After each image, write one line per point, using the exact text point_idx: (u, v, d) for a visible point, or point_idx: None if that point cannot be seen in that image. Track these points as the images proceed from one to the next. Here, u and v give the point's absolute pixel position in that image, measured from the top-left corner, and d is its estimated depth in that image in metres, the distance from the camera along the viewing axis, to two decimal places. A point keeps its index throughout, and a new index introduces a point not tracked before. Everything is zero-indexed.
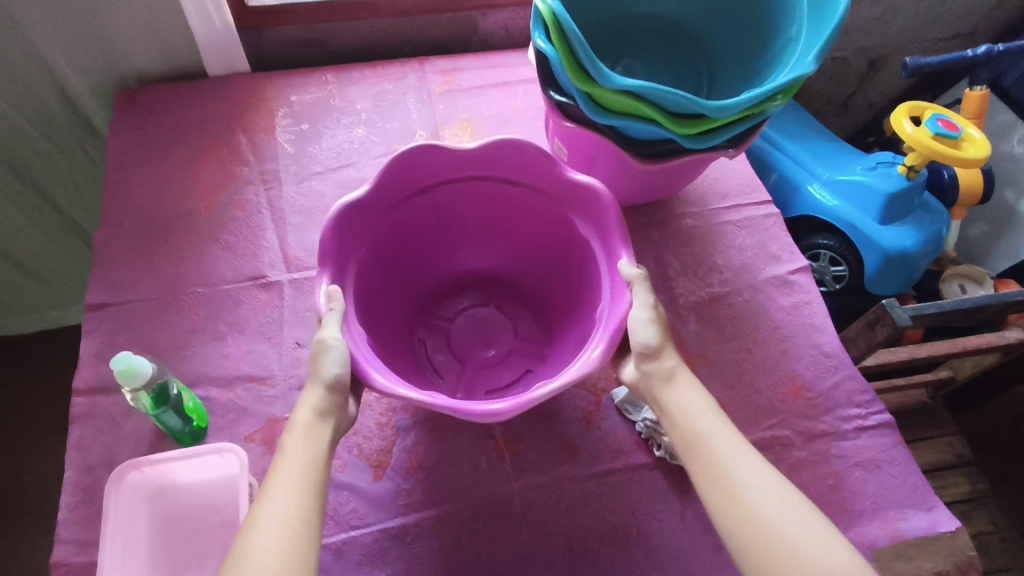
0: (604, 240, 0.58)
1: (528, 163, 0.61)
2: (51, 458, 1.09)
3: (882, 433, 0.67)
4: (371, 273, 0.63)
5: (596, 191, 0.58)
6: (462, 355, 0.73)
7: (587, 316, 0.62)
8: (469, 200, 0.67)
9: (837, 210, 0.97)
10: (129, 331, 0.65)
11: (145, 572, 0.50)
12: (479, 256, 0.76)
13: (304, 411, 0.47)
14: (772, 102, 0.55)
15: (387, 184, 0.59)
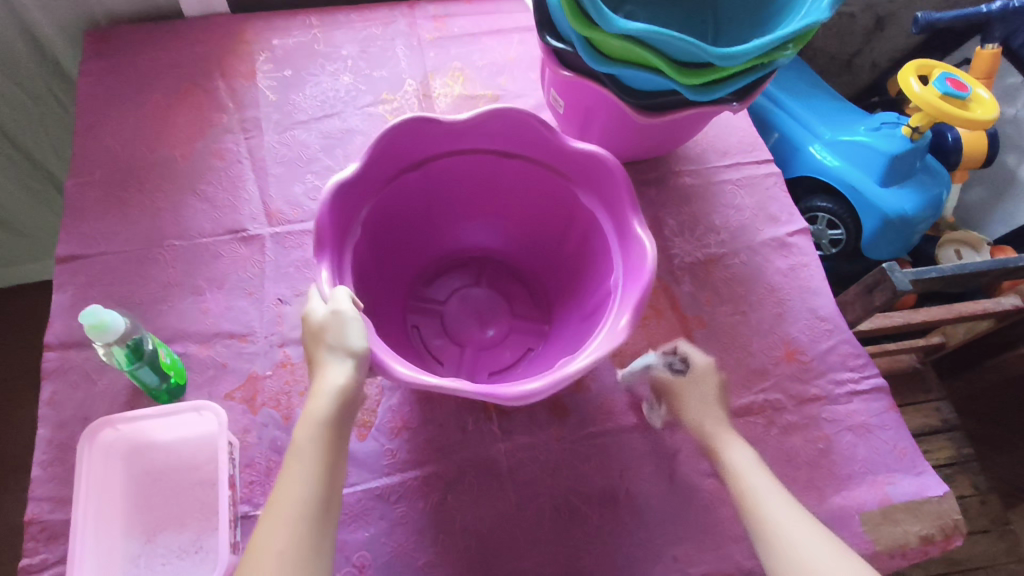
0: (615, 213, 0.57)
1: (530, 136, 0.58)
2: (28, 415, 1.05)
3: (874, 397, 0.67)
4: (365, 255, 0.59)
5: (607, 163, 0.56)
6: (459, 337, 0.71)
7: (595, 288, 0.60)
8: (463, 176, 0.64)
9: (838, 171, 0.95)
10: (103, 284, 0.63)
11: (122, 532, 0.49)
12: (470, 234, 0.73)
13: (324, 404, 0.45)
14: (782, 52, 0.52)
15: (378, 160, 0.56)
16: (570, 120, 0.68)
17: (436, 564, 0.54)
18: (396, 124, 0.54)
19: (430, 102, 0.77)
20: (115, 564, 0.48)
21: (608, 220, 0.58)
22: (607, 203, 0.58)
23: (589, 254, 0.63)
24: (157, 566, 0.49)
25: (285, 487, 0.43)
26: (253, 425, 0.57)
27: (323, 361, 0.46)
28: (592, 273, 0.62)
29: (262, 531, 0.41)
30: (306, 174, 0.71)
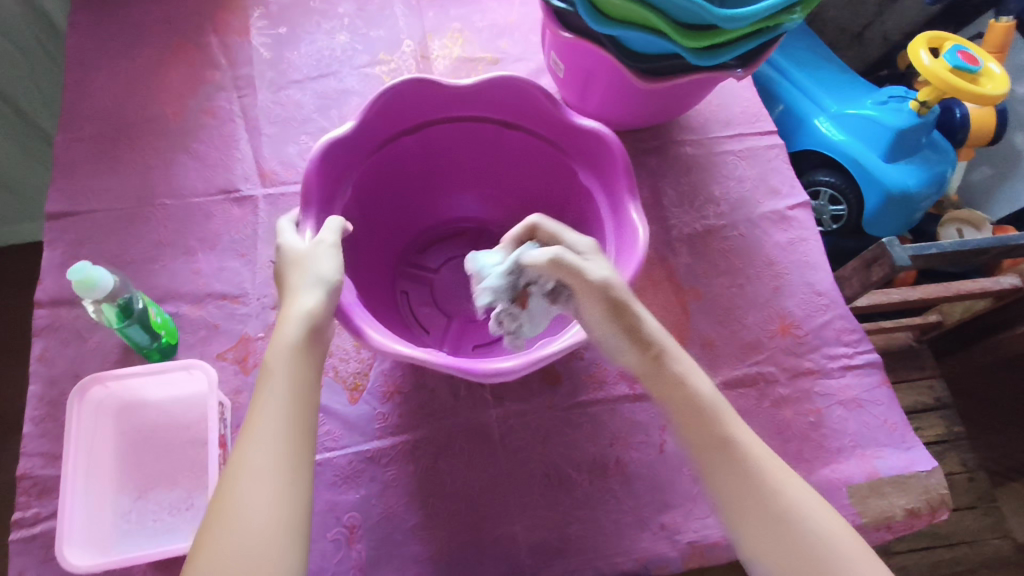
0: (610, 190, 0.56)
1: (529, 104, 0.57)
2: (22, 374, 1.03)
3: (867, 372, 0.67)
4: (353, 219, 0.59)
5: (605, 137, 0.55)
6: (448, 309, 0.70)
7: None
8: (461, 144, 0.63)
9: (842, 145, 0.93)
10: (94, 242, 0.62)
11: (113, 488, 0.49)
12: (468, 205, 0.72)
13: (286, 346, 0.42)
14: (789, 15, 0.50)
15: (372, 120, 0.55)
16: (569, 84, 0.67)
17: (425, 526, 0.54)
18: (394, 84, 0.53)
19: (428, 64, 0.75)
20: (106, 519, 0.48)
21: (603, 197, 0.57)
22: (604, 180, 0.57)
23: (582, 233, 0.62)
24: (148, 523, 0.49)
25: (259, 416, 0.40)
26: (245, 386, 0.57)
27: (294, 288, 0.44)
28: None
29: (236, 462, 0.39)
30: (300, 135, 0.69)
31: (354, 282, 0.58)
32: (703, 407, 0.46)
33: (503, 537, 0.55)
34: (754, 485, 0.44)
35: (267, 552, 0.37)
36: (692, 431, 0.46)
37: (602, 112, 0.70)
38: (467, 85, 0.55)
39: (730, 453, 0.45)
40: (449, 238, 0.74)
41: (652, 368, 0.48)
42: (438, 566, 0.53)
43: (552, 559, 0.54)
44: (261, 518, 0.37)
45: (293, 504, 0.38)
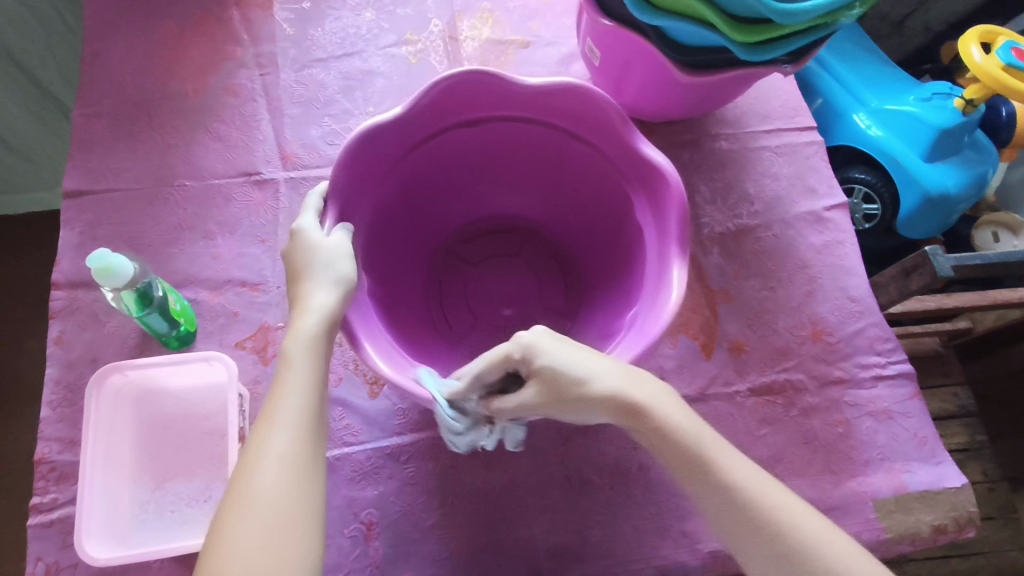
0: (662, 235, 0.52)
1: (594, 117, 0.53)
2: (38, 345, 1.02)
3: (899, 383, 0.65)
4: (385, 213, 0.57)
5: (668, 176, 0.50)
6: (477, 309, 0.70)
7: (627, 290, 0.57)
8: (518, 144, 0.60)
9: (881, 142, 0.90)
10: (112, 223, 0.61)
11: (130, 478, 0.49)
12: (521, 204, 0.70)
13: (298, 343, 0.41)
14: (848, 11, 0.47)
15: (426, 112, 0.52)
16: (605, 72, 0.64)
17: (444, 525, 0.54)
18: (454, 76, 0.49)
19: (457, 46, 0.73)
20: (123, 509, 0.48)
21: (653, 237, 0.54)
22: (656, 220, 0.53)
23: (627, 259, 0.59)
24: (166, 513, 0.48)
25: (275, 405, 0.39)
26: (264, 376, 0.56)
27: (306, 285, 0.43)
28: (625, 285, 0.59)
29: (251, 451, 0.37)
30: (323, 117, 0.67)
31: (382, 281, 0.57)
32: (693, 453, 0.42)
33: (521, 540, 0.54)
34: (760, 527, 0.41)
35: (285, 549, 0.35)
36: (691, 478, 0.42)
37: (639, 104, 0.67)
38: (533, 88, 0.51)
39: (735, 500, 0.41)
40: (495, 231, 0.73)
41: (634, 421, 0.43)
42: (456, 567, 0.53)
43: (571, 564, 0.54)
44: (278, 514, 0.35)
45: (309, 502, 0.37)
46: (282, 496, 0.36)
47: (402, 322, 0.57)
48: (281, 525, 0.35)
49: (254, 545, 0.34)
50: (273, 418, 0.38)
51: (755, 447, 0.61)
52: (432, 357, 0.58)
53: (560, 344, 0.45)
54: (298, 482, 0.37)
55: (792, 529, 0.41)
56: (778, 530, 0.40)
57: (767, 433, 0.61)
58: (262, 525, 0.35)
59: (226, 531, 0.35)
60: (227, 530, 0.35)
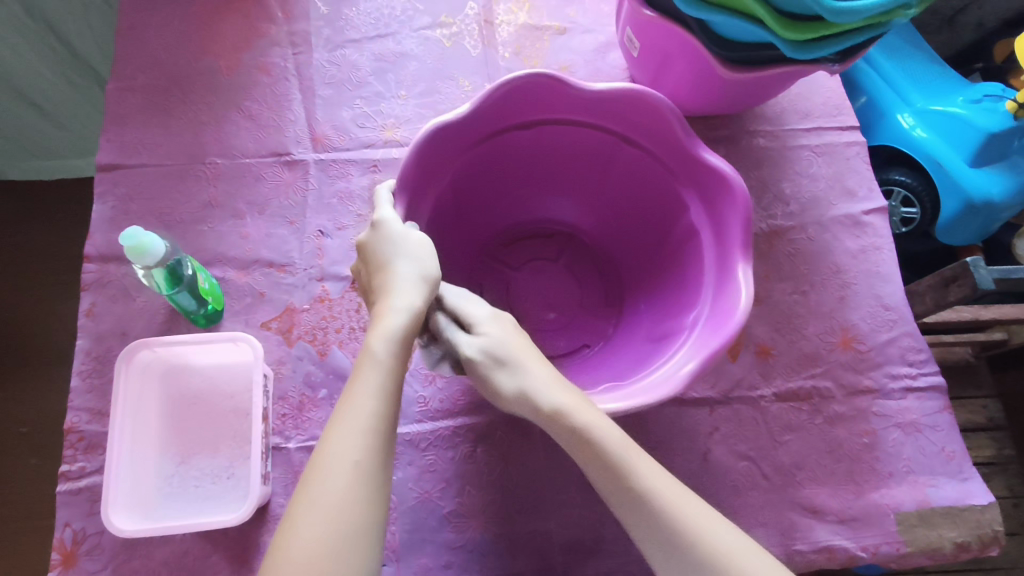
0: (721, 242, 0.53)
1: (654, 122, 0.54)
2: (68, 309, 1.05)
3: (930, 396, 0.63)
4: (439, 213, 0.57)
5: (733, 184, 0.51)
6: (521, 310, 0.69)
7: (680, 299, 0.57)
8: (573, 147, 0.60)
9: (924, 143, 0.87)
10: (143, 198, 0.61)
11: (157, 453, 0.49)
12: (565, 209, 0.70)
13: (384, 343, 0.41)
14: (905, 11, 0.45)
15: (488, 112, 0.53)
16: (644, 64, 0.63)
17: (460, 514, 0.54)
18: (523, 76, 0.50)
19: (492, 31, 0.71)
20: (149, 483, 0.48)
21: (711, 244, 0.55)
22: (715, 226, 0.54)
23: (677, 265, 0.60)
24: (190, 487, 0.49)
25: (355, 400, 0.39)
26: (288, 357, 0.56)
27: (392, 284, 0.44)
28: (676, 294, 0.58)
29: (329, 440, 0.38)
30: (354, 99, 0.67)
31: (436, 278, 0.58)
32: (597, 450, 0.40)
33: (536, 533, 0.54)
34: (652, 526, 0.38)
35: (351, 559, 0.35)
36: (599, 475, 0.40)
37: (675, 98, 0.65)
38: (595, 91, 0.52)
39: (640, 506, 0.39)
40: (537, 237, 0.72)
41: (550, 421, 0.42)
42: (470, 557, 0.53)
43: (585, 560, 0.53)
44: (345, 520, 0.36)
45: (378, 512, 0.37)
46: (353, 505, 0.36)
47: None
48: (350, 533, 0.36)
49: (322, 551, 0.35)
50: (350, 418, 0.39)
51: (776, 453, 0.60)
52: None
53: (503, 332, 0.45)
54: (370, 490, 0.37)
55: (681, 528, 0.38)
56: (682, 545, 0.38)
57: (790, 439, 0.60)
58: (332, 531, 0.35)
59: (295, 533, 0.35)
60: (296, 532, 0.35)
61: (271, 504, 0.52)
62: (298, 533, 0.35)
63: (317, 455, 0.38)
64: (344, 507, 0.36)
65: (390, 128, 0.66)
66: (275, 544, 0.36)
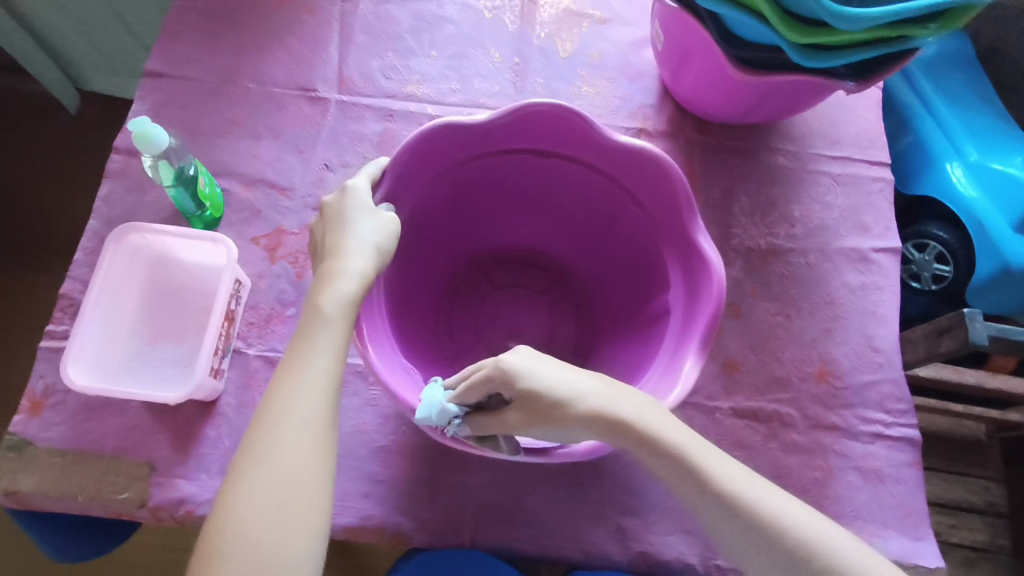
0: (686, 324, 0.50)
1: (658, 181, 0.53)
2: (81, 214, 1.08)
3: (900, 447, 0.60)
4: (411, 226, 0.58)
5: (712, 274, 0.49)
6: (483, 331, 0.70)
7: (637, 357, 0.56)
8: (578, 187, 0.60)
9: (970, 200, 0.83)
10: (176, 106, 0.66)
11: (127, 330, 0.53)
12: (565, 249, 0.70)
13: (334, 306, 0.43)
14: (920, 30, 0.44)
15: (495, 131, 0.54)
16: (668, 59, 0.63)
17: (391, 451, 0.55)
18: (539, 105, 0.51)
19: (534, 9, 0.73)
20: (115, 356, 0.52)
21: (677, 324, 0.52)
22: (686, 306, 0.51)
23: (642, 329, 0.58)
24: (150, 368, 0.53)
25: (308, 364, 0.41)
26: (268, 273, 0.60)
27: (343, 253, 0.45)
28: (634, 350, 0.58)
29: (278, 400, 0.41)
30: (387, 51, 0.70)
31: (402, 283, 0.59)
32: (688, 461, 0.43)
33: (457, 486, 0.55)
34: (748, 524, 0.42)
35: (299, 511, 0.38)
36: (663, 471, 0.43)
37: (693, 98, 0.65)
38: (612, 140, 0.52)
39: (728, 503, 0.42)
40: (531, 265, 0.73)
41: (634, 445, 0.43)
42: (389, 493, 0.54)
43: (498, 522, 0.54)
44: (294, 473, 0.39)
45: (330, 462, 0.40)
46: (305, 458, 0.39)
47: (408, 325, 0.59)
48: (294, 486, 0.38)
49: (269, 503, 0.38)
50: (300, 382, 0.41)
51: None
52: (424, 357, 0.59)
53: (535, 364, 0.44)
54: (320, 445, 0.40)
55: (769, 515, 0.42)
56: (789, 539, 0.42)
57: (737, 456, 0.58)
58: (287, 485, 0.38)
59: (253, 491, 0.38)
60: (256, 492, 0.38)
61: (220, 400, 0.55)
62: (255, 489, 0.38)
63: (264, 414, 0.40)
64: (291, 465, 0.39)
65: (413, 83, 0.69)
66: (233, 499, 0.38)
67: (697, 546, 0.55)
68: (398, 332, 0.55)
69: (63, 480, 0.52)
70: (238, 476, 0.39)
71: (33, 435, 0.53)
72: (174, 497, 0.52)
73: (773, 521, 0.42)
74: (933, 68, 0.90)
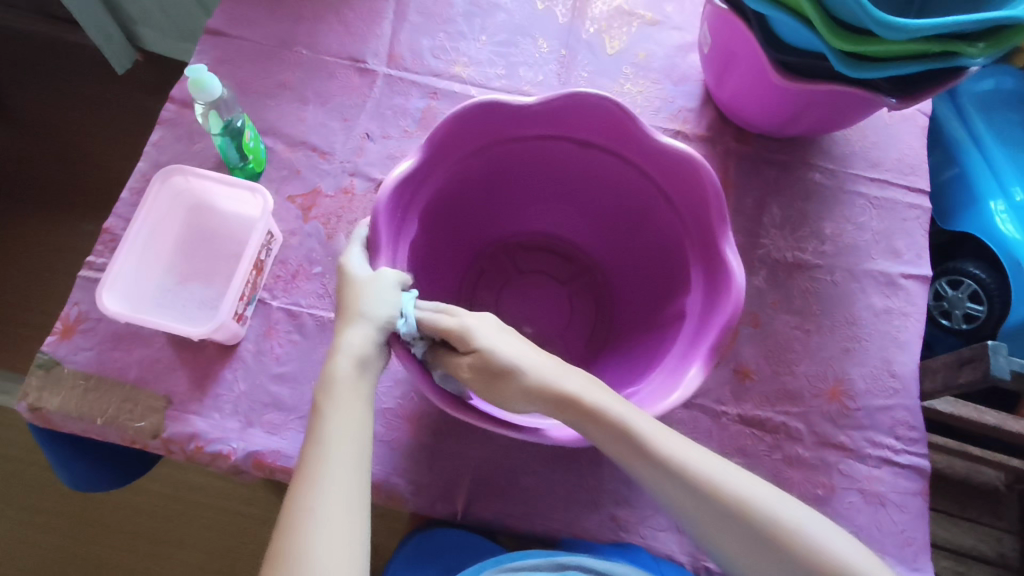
0: (701, 328, 0.50)
1: (689, 183, 0.53)
2: (123, 169, 1.13)
3: (907, 475, 0.59)
4: (441, 204, 0.59)
5: (733, 283, 0.48)
6: (502, 312, 0.72)
7: (649, 353, 0.56)
8: (611, 181, 0.61)
9: (1011, 241, 0.81)
10: (232, 64, 0.69)
11: (161, 267, 0.56)
12: (593, 242, 0.71)
13: (350, 352, 0.45)
14: (968, 48, 0.44)
15: (536, 116, 0.54)
16: (714, 62, 0.63)
17: (396, 415, 0.56)
18: (581, 94, 0.52)
19: (586, 5, 0.74)
20: (147, 290, 0.55)
21: (692, 327, 0.52)
22: (703, 310, 0.51)
23: (657, 327, 0.58)
24: (177, 305, 0.55)
25: (333, 414, 0.44)
26: (299, 231, 0.62)
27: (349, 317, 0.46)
28: (646, 346, 0.58)
29: (312, 453, 0.43)
30: (438, 32, 0.71)
31: (429, 253, 0.61)
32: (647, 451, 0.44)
33: (457, 456, 0.56)
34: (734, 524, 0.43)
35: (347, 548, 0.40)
36: (619, 451, 0.44)
37: (733, 104, 0.65)
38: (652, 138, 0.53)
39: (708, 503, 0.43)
40: (557, 254, 0.74)
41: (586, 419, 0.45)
42: (390, 454, 0.55)
43: (493, 496, 0.55)
44: (341, 515, 0.41)
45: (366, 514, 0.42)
46: (347, 511, 0.41)
47: (430, 294, 0.61)
48: (340, 524, 0.41)
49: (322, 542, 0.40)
50: (325, 442, 0.43)
51: None
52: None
53: (498, 334, 0.47)
54: (358, 497, 0.42)
55: (776, 529, 0.43)
56: (796, 546, 0.42)
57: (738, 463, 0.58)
58: (337, 541, 0.40)
59: (301, 556, 0.39)
60: (303, 556, 0.39)
61: (240, 346, 0.57)
62: (303, 551, 0.39)
63: (303, 468, 0.43)
64: (337, 507, 0.41)
65: (460, 65, 0.70)
66: (278, 569, 0.39)
67: (688, 546, 0.54)
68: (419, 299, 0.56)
69: (86, 402, 0.55)
70: (288, 525, 0.41)
71: (63, 357, 0.56)
72: (187, 431, 0.54)
73: (780, 530, 0.43)
74: (984, 104, 0.89)
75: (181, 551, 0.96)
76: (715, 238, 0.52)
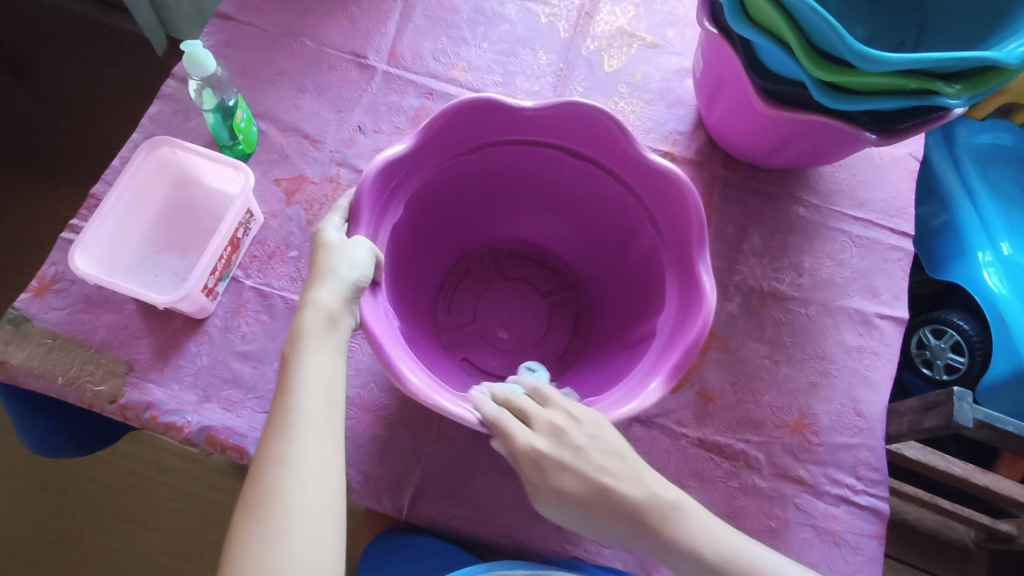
0: (667, 345, 0.50)
1: (674, 201, 0.54)
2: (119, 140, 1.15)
3: (864, 516, 0.58)
4: (429, 198, 0.59)
5: (703, 306, 0.48)
6: (480, 314, 0.72)
7: (619, 366, 0.56)
8: (601, 195, 0.61)
9: (998, 294, 0.80)
10: (236, 49, 0.70)
11: (140, 235, 0.57)
12: (580, 256, 0.71)
13: (325, 299, 0.44)
14: (944, 87, 0.45)
15: (531, 121, 0.55)
16: (705, 87, 0.64)
17: (354, 404, 0.56)
18: (579, 104, 0.52)
19: (589, 22, 0.75)
20: (123, 256, 0.56)
21: (659, 343, 0.51)
22: (674, 327, 0.51)
23: (627, 342, 0.58)
24: (150, 273, 0.56)
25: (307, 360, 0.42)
26: (281, 214, 0.63)
27: (318, 276, 0.45)
28: (617, 359, 0.58)
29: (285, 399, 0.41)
30: (441, 35, 0.73)
31: (410, 245, 0.61)
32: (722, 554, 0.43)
33: (410, 451, 0.55)
34: None
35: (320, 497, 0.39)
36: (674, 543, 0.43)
37: (723, 130, 0.66)
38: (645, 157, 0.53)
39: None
40: (544, 265, 0.74)
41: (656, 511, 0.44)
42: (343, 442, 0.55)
43: (443, 495, 0.54)
44: (314, 463, 0.39)
45: (342, 467, 0.41)
46: (320, 463, 0.39)
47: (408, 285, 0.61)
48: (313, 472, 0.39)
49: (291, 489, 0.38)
50: (296, 394, 0.41)
51: None
52: (418, 325, 0.60)
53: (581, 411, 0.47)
54: (329, 453, 0.40)
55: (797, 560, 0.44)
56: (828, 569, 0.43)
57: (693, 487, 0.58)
58: (310, 491, 0.38)
59: (274, 506, 0.38)
60: (277, 508, 0.38)
61: (208, 320, 0.58)
62: (272, 506, 0.38)
63: (275, 413, 0.41)
64: (308, 455, 0.39)
65: (459, 69, 0.72)
66: (246, 522, 0.38)
67: (633, 564, 0.54)
68: (395, 287, 0.57)
69: (48, 360, 0.55)
70: (258, 471, 0.39)
71: (33, 314, 0.56)
72: (144, 399, 0.55)
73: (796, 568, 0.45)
74: (984, 158, 0.89)
75: (140, 529, 0.95)
76: (693, 262, 0.52)
